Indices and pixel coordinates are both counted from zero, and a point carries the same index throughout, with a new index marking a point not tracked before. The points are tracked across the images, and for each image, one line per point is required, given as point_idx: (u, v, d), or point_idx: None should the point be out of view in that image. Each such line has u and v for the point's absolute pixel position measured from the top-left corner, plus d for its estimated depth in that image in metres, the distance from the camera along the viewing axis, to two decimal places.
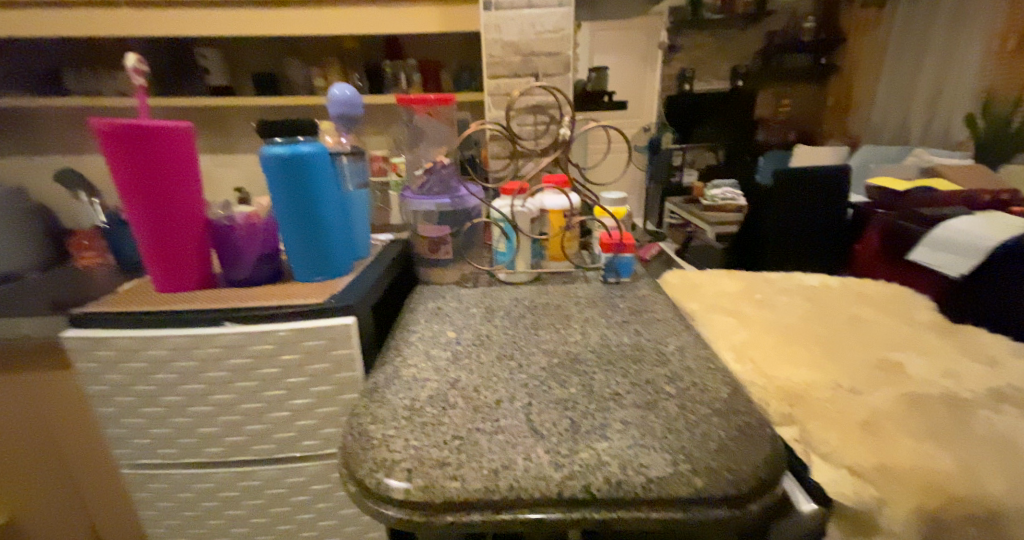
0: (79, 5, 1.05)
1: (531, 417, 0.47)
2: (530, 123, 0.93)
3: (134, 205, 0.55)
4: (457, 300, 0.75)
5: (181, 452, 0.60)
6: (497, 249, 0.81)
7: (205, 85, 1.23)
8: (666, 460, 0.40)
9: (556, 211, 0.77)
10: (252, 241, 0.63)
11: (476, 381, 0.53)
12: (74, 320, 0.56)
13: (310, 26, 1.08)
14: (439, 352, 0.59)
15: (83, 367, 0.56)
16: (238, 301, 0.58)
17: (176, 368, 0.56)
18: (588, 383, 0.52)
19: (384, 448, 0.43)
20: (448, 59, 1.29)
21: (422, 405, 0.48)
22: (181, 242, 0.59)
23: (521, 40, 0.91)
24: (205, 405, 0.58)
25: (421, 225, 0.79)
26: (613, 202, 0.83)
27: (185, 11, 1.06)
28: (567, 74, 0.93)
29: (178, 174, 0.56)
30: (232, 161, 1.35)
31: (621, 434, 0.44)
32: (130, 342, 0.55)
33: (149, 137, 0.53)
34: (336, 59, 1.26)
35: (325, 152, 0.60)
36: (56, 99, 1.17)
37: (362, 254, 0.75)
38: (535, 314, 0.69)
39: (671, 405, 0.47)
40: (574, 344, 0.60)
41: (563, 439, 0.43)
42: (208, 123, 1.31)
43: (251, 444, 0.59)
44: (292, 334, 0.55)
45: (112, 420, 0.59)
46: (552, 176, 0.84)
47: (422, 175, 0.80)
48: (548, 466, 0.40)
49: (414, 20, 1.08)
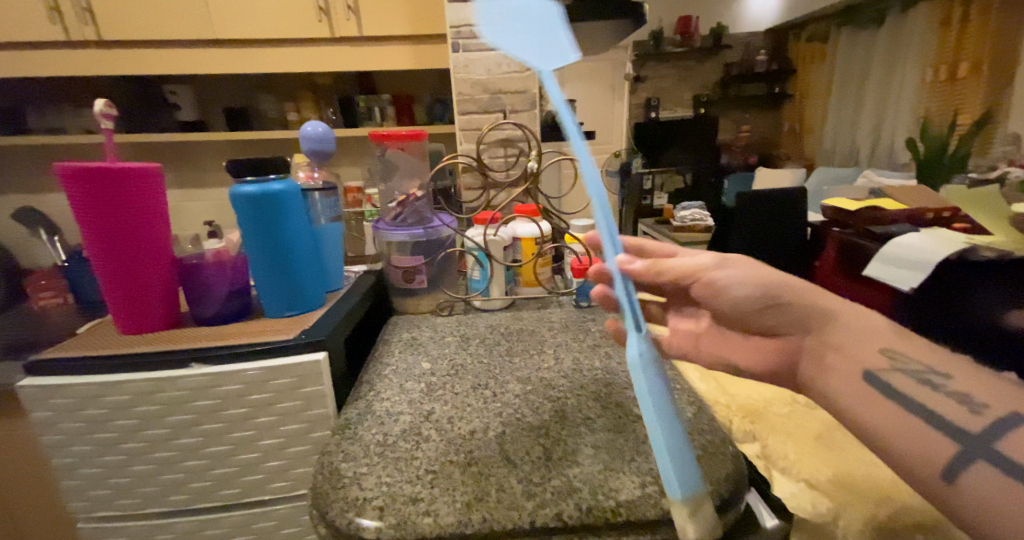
0: (44, 45, 1.05)
1: (504, 446, 0.47)
2: (501, 156, 0.96)
3: (97, 248, 0.55)
4: (432, 329, 0.76)
5: (141, 502, 0.58)
6: (471, 277, 0.83)
7: (175, 121, 1.23)
8: (635, 482, 0.41)
9: (527, 238, 0.80)
10: (221, 278, 0.63)
11: (450, 411, 0.53)
12: (30, 368, 0.54)
13: (282, 63, 1.10)
14: (413, 385, 0.59)
15: (37, 417, 0.54)
16: (207, 341, 0.57)
17: (139, 414, 0.54)
18: (561, 408, 0.53)
19: (356, 487, 0.42)
20: (420, 94, 1.34)
21: (395, 440, 0.49)
22: (146, 283, 0.58)
23: (488, 78, 0.95)
24: (168, 450, 0.56)
25: (394, 255, 0.80)
26: (583, 229, 0.85)
27: (155, 50, 1.07)
28: (533, 110, 0.97)
29: (144, 215, 0.56)
30: (200, 195, 1.34)
31: (592, 458, 0.45)
32: (89, 388, 0.53)
33: (114, 180, 0.53)
34: (309, 94, 1.28)
35: (296, 189, 0.61)
36: (17, 138, 1.15)
37: (335, 287, 0.75)
38: (509, 341, 0.70)
39: (639, 427, 0.49)
40: (547, 370, 0.61)
41: (536, 467, 0.44)
42: (177, 157, 1.30)
43: (217, 489, 0.57)
44: (262, 373, 0.54)
45: (68, 471, 0.56)
46: (523, 206, 0.86)
47: (394, 207, 0.81)
48: (521, 496, 0.41)
49: (386, 58, 1.12)
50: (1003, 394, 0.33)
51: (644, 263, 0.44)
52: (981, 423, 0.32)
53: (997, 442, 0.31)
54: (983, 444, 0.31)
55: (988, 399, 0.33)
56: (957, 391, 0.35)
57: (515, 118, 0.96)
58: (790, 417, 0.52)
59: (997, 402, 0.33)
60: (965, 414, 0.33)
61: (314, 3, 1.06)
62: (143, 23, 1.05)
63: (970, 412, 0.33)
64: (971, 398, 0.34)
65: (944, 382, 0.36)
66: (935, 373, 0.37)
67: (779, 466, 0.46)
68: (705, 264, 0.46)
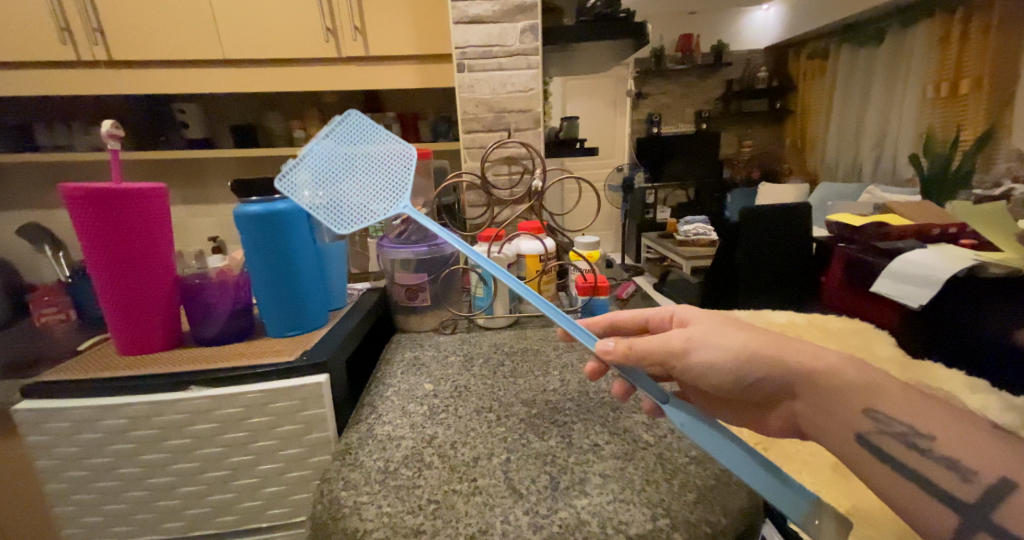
0: (54, 65, 1.06)
1: (509, 474, 0.46)
2: (505, 173, 0.96)
3: (100, 269, 0.54)
4: (435, 348, 0.75)
5: (136, 530, 0.56)
6: (475, 294, 0.82)
7: (180, 139, 1.24)
8: (646, 515, 0.40)
9: (532, 255, 0.79)
10: (224, 297, 0.62)
11: (453, 436, 0.52)
12: (28, 390, 0.53)
13: (287, 82, 1.12)
14: (415, 407, 0.58)
15: (32, 441, 0.53)
16: (209, 363, 0.56)
17: (136, 437, 0.53)
18: (568, 434, 0.52)
19: (357, 517, 0.41)
20: (426, 112, 1.35)
21: (396, 466, 0.47)
22: (149, 303, 0.58)
23: (493, 98, 0.96)
24: (165, 475, 0.54)
25: (399, 273, 0.79)
26: (587, 246, 0.84)
27: (164, 70, 1.09)
28: (538, 128, 0.97)
29: (148, 236, 0.56)
30: (205, 211, 1.34)
31: (600, 489, 0.43)
32: (87, 412, 0.52)
33: (121, 202, 0.53)
34: (315, 113, 1.29)
35: (301, 209, 0.61)
36: (27, 156, 1.16)
37: (337, 305, 0.75)
38: (513, 361, 0.69)
39: (649, 454, 0.47)
40: (553, 393, 0.60)
41: (542, 497, 0.42)
42: (183, 174, 1.31)
43: (215, 516, 0.56)
44: (263, 396, 0.53)
45: (62, 496, 0.55)
46: (527, 222, 0.85)
47: (399, 225, 0.80)
48: (527, 528, 0.39)
49: (391, 78, 1.13)
50: (991, 455, 0.34)
51: (620, 346, 0.44)
52: (975, 495, 0.33)
53: (997, 514, 0.32)
54: (981, 515, 0.33)
55: (980, 466, 0.34)
56: (946, 455, 0.35)
57: (519, 137, 0.96)
58: (806, 445, 0.51)
59: (987, 468, 0.34)
60: (958, 483, 0.34)
61: (321, 24, 1.08)
62: (153, 44, 1.06)
63: (962, 480, 0.34)
64: (962, 464, 0.35)
65: (930, 443, 0.36)
66: (919, 434, 0.37)
67: None
68: (679, 342, 0.44)
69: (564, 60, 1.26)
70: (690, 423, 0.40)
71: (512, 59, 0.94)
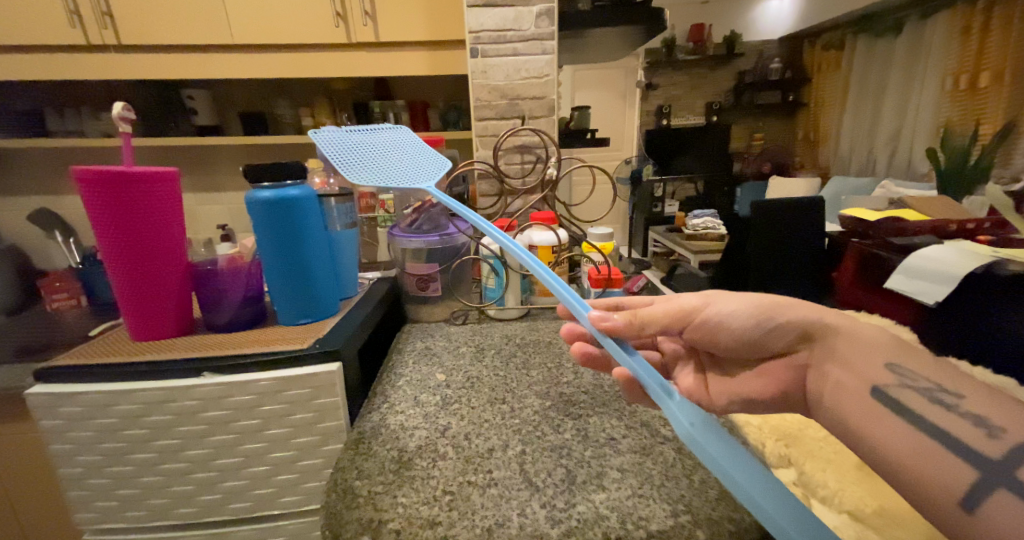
0: (67, 48, 1.05)
1: (525, 466, 0.45)
2: (518, 162, 0.95)
3: (110, 252, 0.54)
4: (446, 339, 0.74)
5: (148, 516, 0.56)
6: (485, 285, 0.80)
7: (189, 125, 1.23)
8: (666, 511, 0.39)
9: (544, 247, 0.76)
10: (236, 284, 0.61)
11: (467, 427, 0.51)
12: (40, 375, 0.53)
13: (295, 68, 1.10)
14: (428, 397, 0.57)
15: (46, 425, 0.53)
16: (221, 349, 0.56)
17: (148, 423, 0.53)
18: (584, 427, 0.51)
19: (371, 507, 0.41)
20: (436, 100, 1.34)
21: (411, 457, 0.47)
22: (161, 287, 0.57)
23: (507, 84, 0.94)
24: (178, 461, 0.54)
25: (409, 262, 0.77)
26: (601, 238, 0.81)
27: (176, 54, 1.08)
28: (551, 116, 0.95)
29: (156, 220, 0.55)
30: (215, 199, 1.36)
31: (619, 483, 0.42)
32: (100, 397, 0.52)
33: (130, 184, 0.52)
34: (324, 100, 1.28)
35: (313, 195, 0.60)
36: (37, 141, 1.16)
37: (349, 294, 0.74)
38: (525, 352, 0.68)
39: (668, 449, 0.46)
40: (567, 385, 0.59)
41: (560, 491, 0.42)
42: (194, 160, 1.32)
43: (228, 503, 0.56)
44: (275, 384, 0.53)
45: (76, 481, 0.55)
46: (540, 212, 0.82)
47: (411, 214, 0.79)
48: (545, 523, 0.39)
49: (402, 64, 1.12)
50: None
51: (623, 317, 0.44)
52: None
53: (1009, 472, 0.31)
54: (1004, 472, 0.32)
55: (1007, 422, 0.34)
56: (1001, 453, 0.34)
57: (533, 124, 0.94)
58: (829, 441, 0.51)
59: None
60: (984, 439, 0.34)
61: (331, 8, 1.06)
62: (167, 31, 1.05)
63: (988, 436, 0.34)
64: None
65: (957, 400, 0.37)
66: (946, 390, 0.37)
67: (818, 494, 0.45)
68: (693, 305, 0.48)
69: (575, 45, 1.24)
70: (701, 424, 0.37)
71: (527, 44, 0.92)
